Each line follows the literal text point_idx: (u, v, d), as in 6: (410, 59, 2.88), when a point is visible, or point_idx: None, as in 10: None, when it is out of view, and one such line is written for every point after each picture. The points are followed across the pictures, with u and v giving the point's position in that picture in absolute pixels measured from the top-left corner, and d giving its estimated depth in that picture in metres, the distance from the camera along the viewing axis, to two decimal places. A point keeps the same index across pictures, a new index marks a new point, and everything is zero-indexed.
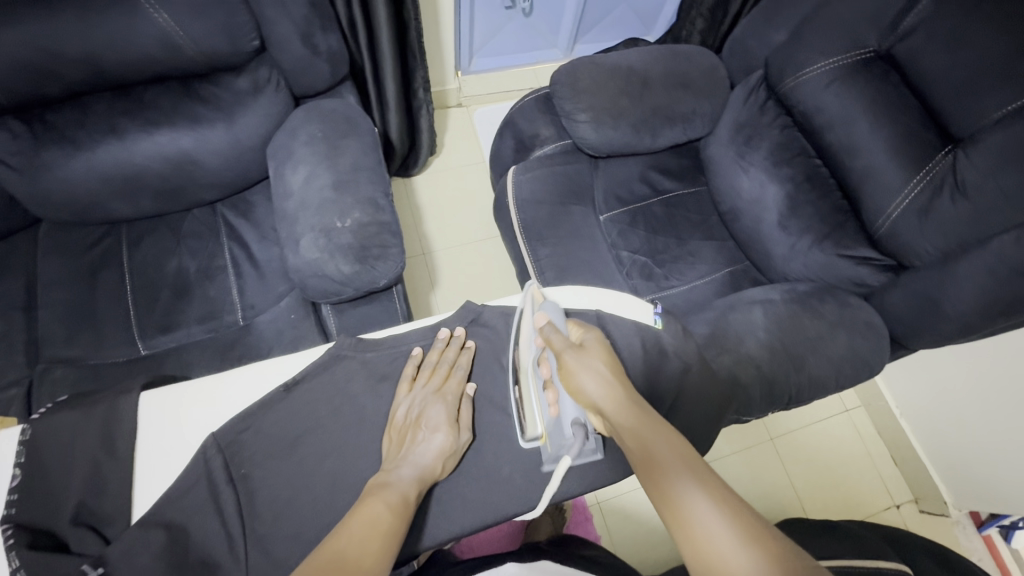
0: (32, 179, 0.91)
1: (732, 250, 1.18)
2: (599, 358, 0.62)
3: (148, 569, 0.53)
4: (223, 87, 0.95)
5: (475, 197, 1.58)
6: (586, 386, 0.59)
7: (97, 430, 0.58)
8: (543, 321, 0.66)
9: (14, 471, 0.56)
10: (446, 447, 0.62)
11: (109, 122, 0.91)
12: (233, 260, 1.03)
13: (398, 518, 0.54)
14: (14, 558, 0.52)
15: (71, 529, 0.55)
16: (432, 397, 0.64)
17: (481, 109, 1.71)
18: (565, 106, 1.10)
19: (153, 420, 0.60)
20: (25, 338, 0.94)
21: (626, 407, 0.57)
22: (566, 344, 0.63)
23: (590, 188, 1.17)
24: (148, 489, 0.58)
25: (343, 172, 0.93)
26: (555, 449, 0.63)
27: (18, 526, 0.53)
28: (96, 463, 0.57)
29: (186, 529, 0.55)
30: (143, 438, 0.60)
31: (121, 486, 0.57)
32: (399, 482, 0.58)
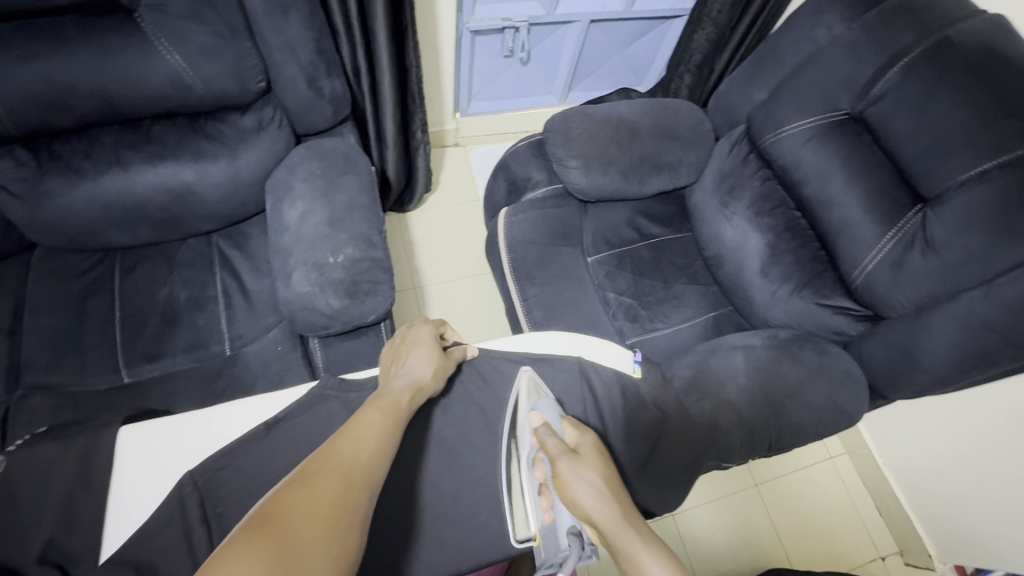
0: (34, 205, 0.93)
1: (716, 295, 1.21)
2: (594, 467, 0.58)
3: None
4: (228, 123, 0.99)
5: (468, 234, 1.62)
6: (580, 498, 0.56)
7: (77, 462, 0.58)
8: (539, 422, 0.64)
9: None
10: (432, 357, 0.70)
11: (114, 154, 0.94)
12: (225, 290, 1.04)
13: (388, 420, 0.58)
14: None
15: (36, 568, 0.53)
16: (416, 333, 0.73)
17: (478, 150, 1.77)
18: (557, 152, 1.15)
19: (133, 455, 0.60)
20: (8, 363, 0.94)
21: (623, 525, 0.53)
22: (560, 449, 0.60)
23: (579, 231, 1.21)
24: (119, 529, 0.57)
25: (339, 208, 0.96)
26: (547, 557, 0.59)
27: None
28: (72, 496, 0.57)
29: (157, 568, 0.54)
30: (120, 473, 0.59)
31: (95, 522, 0.56)
32: (392, 390, 0.63)
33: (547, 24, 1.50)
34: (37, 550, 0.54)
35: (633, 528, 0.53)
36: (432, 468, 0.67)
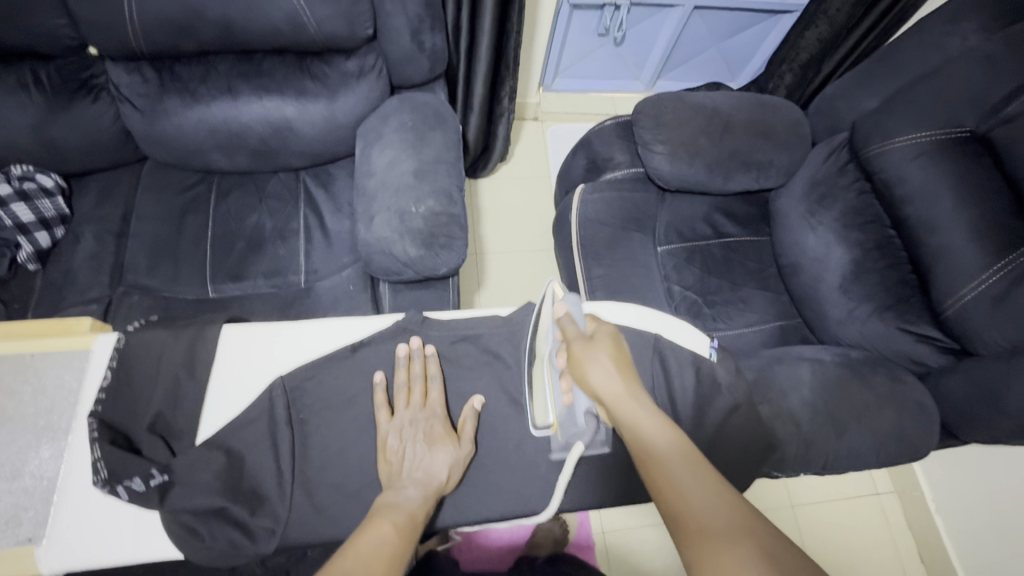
0: (151, 120, 1.00)
1: (786, 305, 1.17)
2: (607, 349, 0.62)
3: (209, 487, 0.57)
4: (332, 66, 1.02)
5: (535, 209, 1.62)
6: (590, 375, 0.61)
7: (181, 352, 0.63)
8: (562, 312, 0.67)
9: (107, 373, 0.61)
10: (453, 457, 0.62)
11: (227, 82, 0.99)
12: (306, 226, 1.09)
13: (403, 535, 0.53)
14: (96, 449, 0.56)
15: (146, 436, 0.59)
16: (422, 415, 0.64)
17: (556, 126, 1.75)
18: (644, 135, 1.12)
19: (231, 353, 0.65)
20: (113, 262, 1.03)
21: (641, 415, 0.57)
22: (577, 335, 0.64)
23: (653, 218, 1.19)
24: (214, 415, 0.62)
25: (425, 161, 0.98)
26: (565, 438, 0.66)
27: (103, 422, 0.58)
28: (177, 381, 0.62)
29: (244, 458, 0.60)
30: (219, 366, 0.64)
31: (194, 406, 0.61)
32: (405, 502, 0.57)
33: (649, 6, 1.45)
34: (147, 423, 0.60)
35: (654, 419, 0.57)
36: (490, 419, 0.69)
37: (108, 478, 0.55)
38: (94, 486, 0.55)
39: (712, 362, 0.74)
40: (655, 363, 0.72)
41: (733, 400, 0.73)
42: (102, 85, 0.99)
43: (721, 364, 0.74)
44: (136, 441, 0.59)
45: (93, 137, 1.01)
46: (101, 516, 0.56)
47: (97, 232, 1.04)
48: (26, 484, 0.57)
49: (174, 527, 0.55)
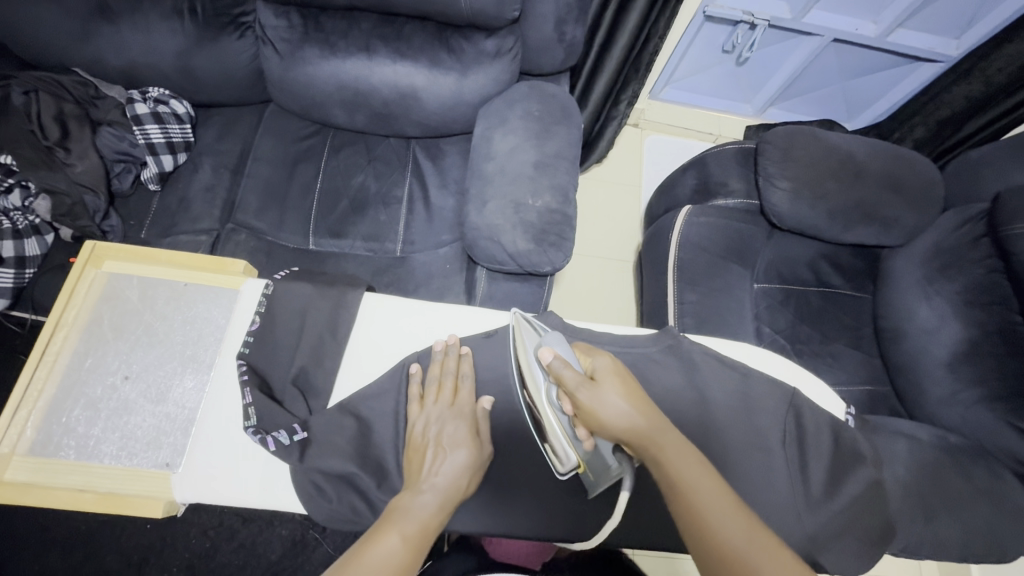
0: (286, 66, 1.01)
1: (877, 369, 1.11)
2: (617, 388, 0.56)
3: (343, 450, 0.60)
4: (470, 42, 1.00)
5: (621, 217, 1.59)
6: (607, 421, 0.55)
7: (321, 312, 0.64)
8: (549, 356, 0.59)
9: (256, 318, 0.62)
10: (470, 462, 0.58)
11: (366, 41, 0.99)
12: (410, 196, 1.09)
13: (411, 549, 0.50)
14: (247, 394, 0.58)
15: (286, 387, 0.61)
16: (449, 413, 0.61)
17: (655, 136, 1.71)
18: (768, 168, 1.08)
19: (370, 320, 0.66)
20: (225, 197, 1.06)
21: (670, 451, 0.54)
22: (577, 379, 0.57)
23: (755, 253, 1.14)
24: (349, 379, 0.64)
25: (546, 155, 0.97)
26: (598, 479, 0.61)
27: (251, 368, 0.60)
28: (320, 339, 0.63)
29: (371, 426, 0.61)
30: (358, 329, 0.65)
31: (332, 367, 0.63)
32: (418, 509, 0.53)
33: (785, 30, 1.38)
34: (287, 373, 0.62)
35: (678, 448, 0.55)
36: None
37: (258, 426, 0.57)
38: (245, 430, 0.57)
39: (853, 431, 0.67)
40: (788, 418, 0.66)
41: (870, 477, 0.66)
42: (248, 23, 1.00)
43: (857, 432, 0.69)
44: (275, 389, 0.61)
45: (230, 73, 1.03)
46: (237, 455, 0.58)
47: (214, 165, 1.07)
48: (169, 410, 0.59)
49: (306, 486, 0.57)
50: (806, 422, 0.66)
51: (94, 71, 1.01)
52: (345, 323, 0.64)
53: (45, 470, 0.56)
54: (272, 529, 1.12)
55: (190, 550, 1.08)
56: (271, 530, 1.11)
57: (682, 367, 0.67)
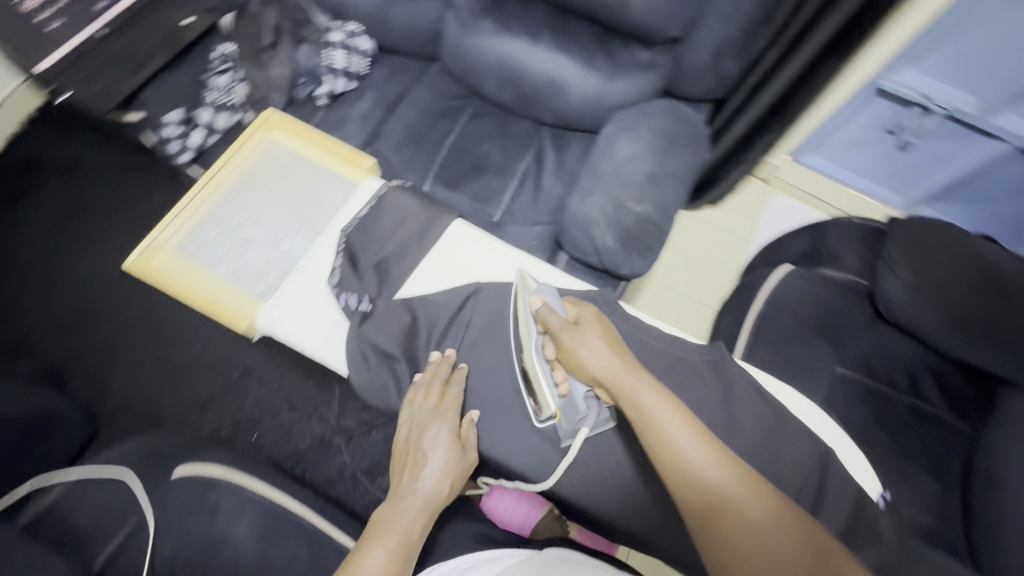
0: (462, 33, 1.13)
1: (952, 511, 0.95)
2: (599, 331, 0.61)
3: (394, 333, 0.68)
4: (628, 50, 1.05)
5: (720, 264, 1.55)
6: (587, 361, 0.60)
7: (416, 222, 0.73)
8: (539, 303, 0.64)
9: (365, 207, 0.73)
10: (448, 467, 0.64)
11: (535, 28, 1.08)
12: (525, 174, 1.16)
13: (395, 557, 0.59)
14: (339, 259, 0.69)
15: (366, 268, 0.70)
16: (431, 418, 0.65)
17: (783, 198, 1.64)
18: (890, 252, 1.02)
19: (452, 243, 0.73)
20: (372, 128, 1.20)
21: (641, 390, 0.57)
22: (563, 324, 0.62)
23: (850, 336, 1.06)
24: (417, 283, 0.71)
25: (662, 170, 0.99)
26: (569, 426, 0.64)
27: (348, 242, 0.70)
28: (407, 243, 0.72)
29: (423, 330, 0.69)
30: (439, 245, 0.73)
31: (407, 267, 0.71)
32: (400, 520, 0.62)
33: (965, 125, 1.27)
34: (374, 258, 0.71)
35: (648, 388, 0.58)
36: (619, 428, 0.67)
37: (337, 284, 0.67)
38: (327, 285, 0.68)
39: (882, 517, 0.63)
40: (813, 477, 0.63)
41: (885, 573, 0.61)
42: None
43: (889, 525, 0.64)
44: (359, 266, 0.70)
45: (413, 27, 1.17)
46: (314, 305, 0.68)
47: (374, 99, 1.22)
48: (279, 254, 0.71)
49: (354, 350, 0.66)
50: (834, 492, 0.62)
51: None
52: (433, 237, 0.72)
53: (180, 265, 0.70)
54: (310, 422, 1.29)
55: (246, 409, 1.29)
56: (308, 423, 1.29)
57: (721, 387, 0.66)
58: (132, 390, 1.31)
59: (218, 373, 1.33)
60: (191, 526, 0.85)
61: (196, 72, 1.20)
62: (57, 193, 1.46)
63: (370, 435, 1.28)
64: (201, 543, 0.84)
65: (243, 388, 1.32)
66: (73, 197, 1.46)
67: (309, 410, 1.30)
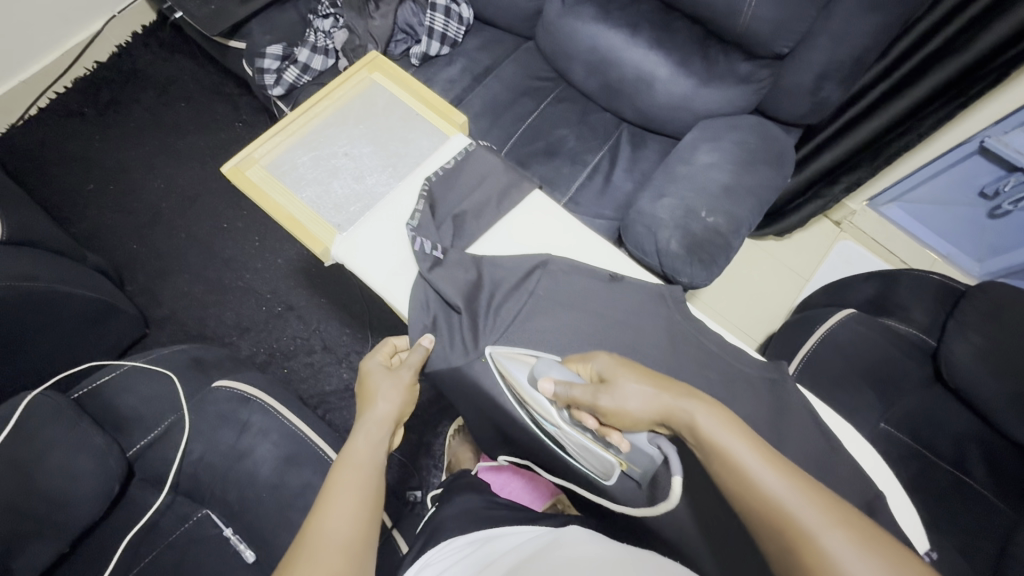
0: (562, 14, 1.13)
1: None
2: (631, 374, 0.56)
3: (462, 283, 0.68)
4: (727, 58, 1.03)
5: (774, 296, 1.50)
6: (632, 407, 0.55)
7: (498, 185, 0.74)
8: (549, 385, 0.60)
9: (451, 160, 0.75)
10: (389, 392, 0.68)
11: (637, 21, 1.07)
12: (597, 165, 1.15)
13: (359, 481, 0.61)
14: (421, 203, 0.70)
15: (442, 219, 0.71)
16: (368, 370, 0.71)
17: (847, 243, 1.55)
18: (965, 313, 0.97)
19: (528, 212, 0.74)
20: (456, 95, 1.22)
21: (698, 416, 0.51)
22: (591, 393, 0.57)
23: (901, 393, 1.01)
24: (486, 245, 0.73)
25: (740, 184, 0.97)
26: (642, 471, 0.61)
27: (430, 190, 0.71)
28: (485, 202, 0.73)
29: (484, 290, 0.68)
30: (516, 212, 0.74)
31: (480, 226, 0.72)
32: (358, 451, 0.64)
33: None
34: (451, 210, 0.72)
35: (710, 411, 0.51)
36: None
37: (416, 227, 0.68)
38: (406, 227, 0.69)
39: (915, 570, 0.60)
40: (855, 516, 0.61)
41: None
42: None
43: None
44: (438, 215, 0.71)
45: (515, 1, 1.17)
46: (391, 244, 0.70)
47: (463, 66, 1.24)
48: (362, 189, 0.74)
49: (420, 295, 0.67)
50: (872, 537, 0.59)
51: None
52: (514, 203, 0.74)
53: (272, 184, 0.73)
54: (339, 367, 1.33)
55: (281, 343, 1.34)
56: (337, 367, 1.32)
57: (773, 405, 0.64)
58: (182, 302, 1.37)
59: (262, 303, 1.38)
60: (221, 438, 0.91)
61: (301, 12, 1.24)
62: (149, 106, 1.54)
63: None
64: (224, 453, 0.90)
65: (283, 322, 1.36)
66: (163, 113, 1.53)
67: (340, 355, 1.33)
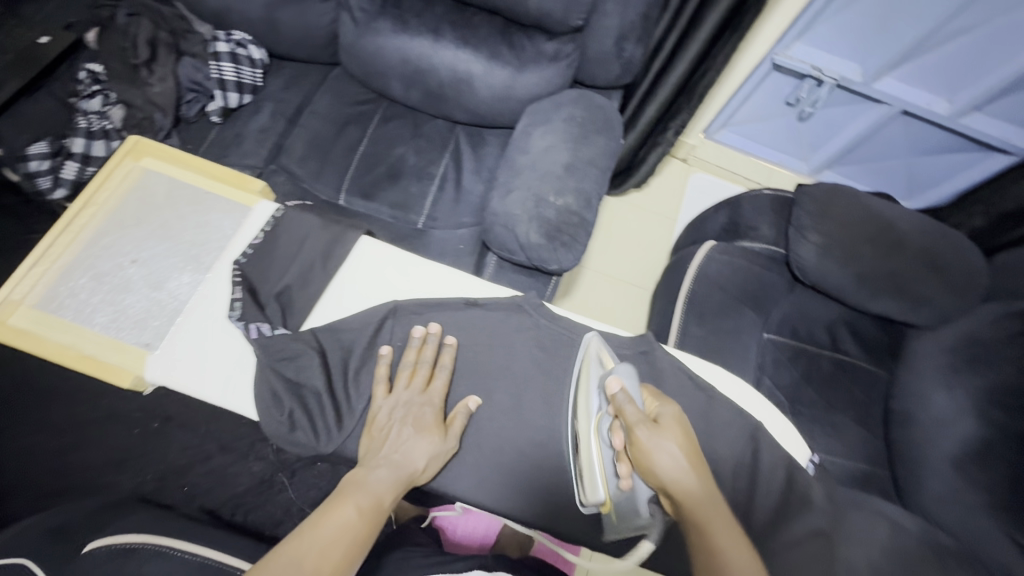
0: (360, 34, 1.07)
1: (879, 450, 1.02)
2: (676, 440, 0.59)
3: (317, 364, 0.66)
4: (532, 42, 1.04)
5: (649, 249, 1.57)
6: (661, 465, 0.58)
7: (323, 245, 0.71)
8: (616, 386, 0.61)
9: (259, 234, 0.71)
10: (430, 449, 0.62)
11: (435, 24, 1.04)
12: (444, 175, 1.12)
13: (361, 521, 0.58)
14: (237, 290, 0.66)
15: (269, 301, 0.68)
16: (418, 399, 0.65)
17: (701, 174, 1.69)
18: (801, 219, 1.06)
19: (361, 259, 0.73)
20: (275, 142, 1.13)
21: (714, 520, 0.57)
22: (640, 419, 0.59)
23: (772, 303, 1.11)
24: (323, 312, 0.70)
25: (579, 160, 0.99)
26: (619, 522, 0.62)
27: (243, 275, 0.68)
28: (311, 266, 0.70)
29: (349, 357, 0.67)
30: (349, 265, 0.72)
31: (316, 291, 0.69)
32: (372, 484, 0.60)
33: (853, 93, 1.35)
34: (274, 288, 0.69)
35: (723, 520, 0.57)
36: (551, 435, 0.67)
37: (241, 315, 0.65)
38: (229, 318, 0.65)
39: (809, 478, 0.67)
40: (747, 450, 0.68)
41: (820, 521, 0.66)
42: None
43: (817, 481, 0.69)
44: (260, 298, 0.68)
45: (307, 31, 1.10)
46: (212, 342, 0.65)
47: (274, 111, 1.14)
48: (161, 297, 0.68)
49: (263, 390, 0.63)
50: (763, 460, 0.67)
51: (190, 8, 1.11)
52: (344, 257, 0.71)
53: (48, 323, 0.66)
54: (246, 462, 1.21)
55: (168, 462, 1.18)
56: (244, 464, 1.20)
57: (652, 374, 0.70)
58: (29, 458, 1.16)
59: (133, 426, 1.21)
60: None
61: (62, 95, 1.07)
62: None
63: (314, 467, 1.21)
64: None
65: (165, 438, 1.21)
66: None
67: (244, 449, 1.22)
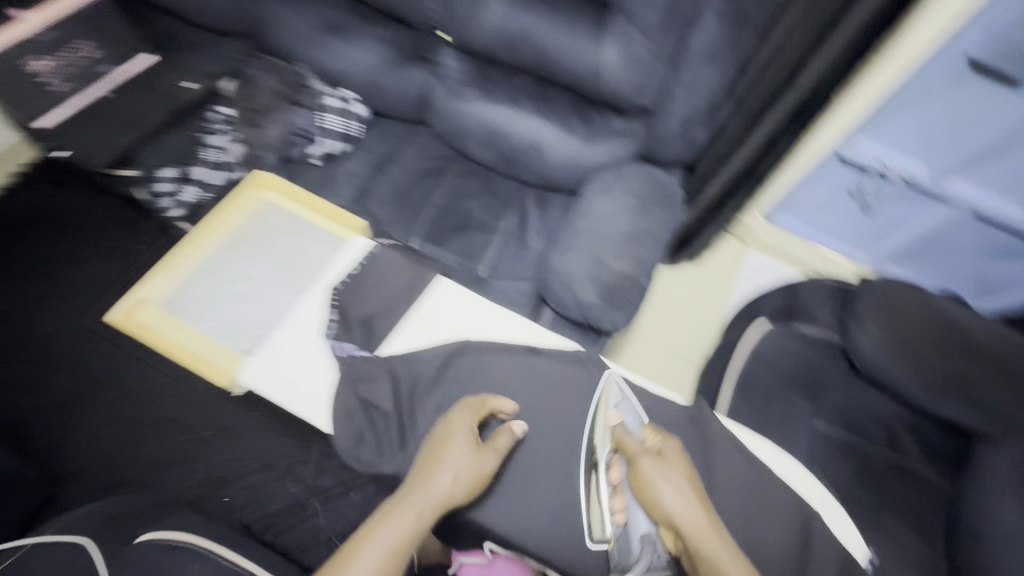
0: (449, 99, 1.19)
1: (939, 566, 0.94)
2: (679, 471, 0.62)
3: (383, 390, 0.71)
4: (605, 119, 1.12)
5: (700, 322, 1.58)
6: (663, 496, 0.60)
7: (405, 283, 0.79)
8: (617, 419, 0.67)
9: (357, 266, 0.81)
10: (468, 471, 0.63)
11: (517, 96, 1.15)
12: (509, 231, 1.20)
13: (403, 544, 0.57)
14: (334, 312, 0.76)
15: (354, 325, 0.76)
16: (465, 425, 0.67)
17: (757, 254, 1.70)
18: (859, 309, 1.05)
19: (436, 298, 0.78)
20: (362, 186, 1.25)
21: (723, 559, 0.55)
22: (642, 449, 0.64)
23: (825, 391, 1.08)
24: (399, 343, 0.77)
25: (638, 230, 1.04)
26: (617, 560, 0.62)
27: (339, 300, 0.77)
28: (395, 300, 0.78)
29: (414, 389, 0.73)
30: (426, 301, 0.78)
31: (392, 323, 0.77)
32: (414, 502, 0.59)
33: (920, 192, 1.36)
34: (362, 314, 0.77)
35: (735, 563, 0.56)
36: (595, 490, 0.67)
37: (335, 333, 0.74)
38: (326, 335, 0.74)
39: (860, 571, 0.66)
40: (796, 528, 0.69)
41: None
42: (432, 59, 1.21)
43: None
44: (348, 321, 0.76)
45: (404, 93, 1.24)
46: (304, 355, 0.74)
47: (365, 159, 1.27)
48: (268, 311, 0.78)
49: (339, 405, 0.69)
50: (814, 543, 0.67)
51: (309, 67, 1.28)
52: (422, 293, 0.78)
53: (171, 322, 0.76)
54: (285, 481, 1.25)
55: (216, 470, 1.24)
56: (282, 483, 1.24)
57: (700, 440, 0.73)
58: (96, 448, 1.25)
59: (190, 431, 1.28)
60: None
61: (193, 132, 1.25)
62: (39, 245, 1.45)
63: (347, 496, 1.23)
64: None
65: (216, 446, 1.27)
66: (55, 249, 1.45)
67: (283, 469, 1.25)
